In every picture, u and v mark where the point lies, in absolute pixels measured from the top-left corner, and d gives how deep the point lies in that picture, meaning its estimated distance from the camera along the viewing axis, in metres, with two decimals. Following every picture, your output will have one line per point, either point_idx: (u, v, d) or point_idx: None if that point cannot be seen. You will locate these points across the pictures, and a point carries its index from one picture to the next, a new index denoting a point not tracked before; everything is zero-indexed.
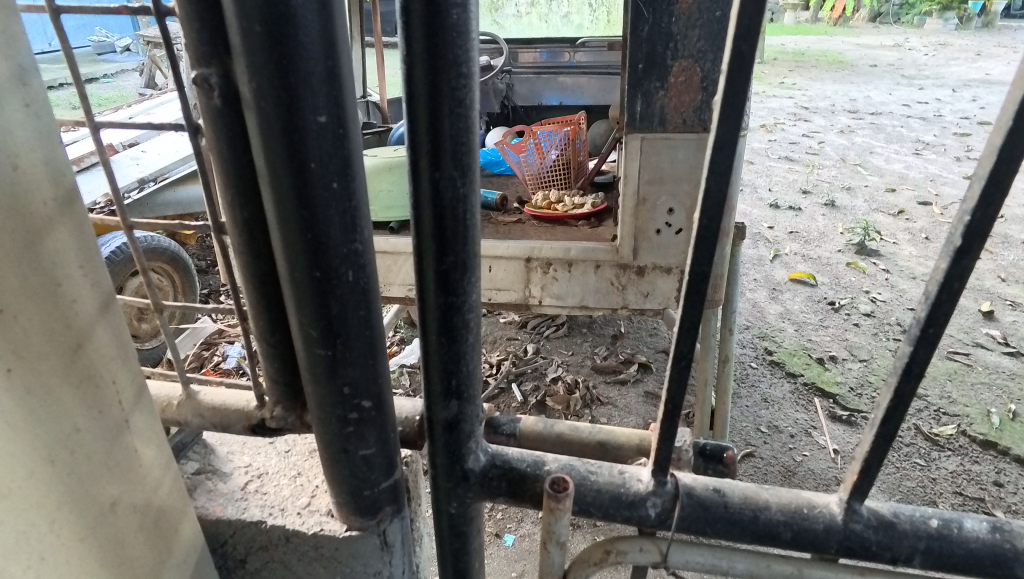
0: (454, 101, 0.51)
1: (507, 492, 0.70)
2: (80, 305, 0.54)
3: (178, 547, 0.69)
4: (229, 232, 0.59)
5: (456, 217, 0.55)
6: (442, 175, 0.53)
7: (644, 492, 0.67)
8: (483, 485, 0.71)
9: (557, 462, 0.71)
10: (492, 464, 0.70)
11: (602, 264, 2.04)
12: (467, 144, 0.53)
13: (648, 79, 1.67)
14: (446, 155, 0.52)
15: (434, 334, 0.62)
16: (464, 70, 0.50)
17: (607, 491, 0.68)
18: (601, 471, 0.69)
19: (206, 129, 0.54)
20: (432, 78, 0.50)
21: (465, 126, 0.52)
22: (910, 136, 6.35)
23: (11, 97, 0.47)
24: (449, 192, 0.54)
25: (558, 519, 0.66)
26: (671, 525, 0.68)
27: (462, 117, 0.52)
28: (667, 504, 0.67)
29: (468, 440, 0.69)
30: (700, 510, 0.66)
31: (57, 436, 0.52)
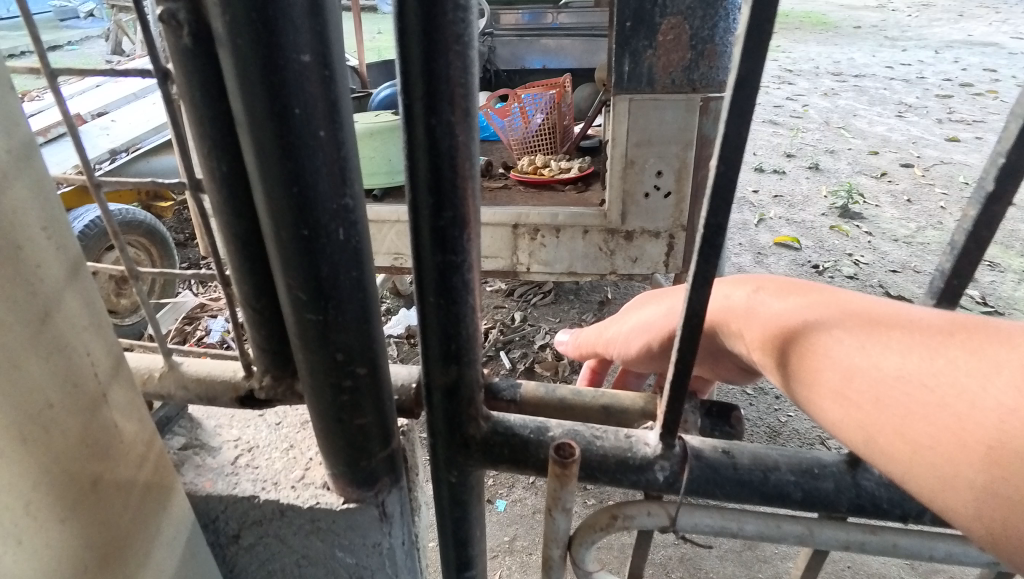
0: (451, 38, 0.46)
1: (510, 459, 0.68)
2: (45, 271, 0.49)
3: (168, 524, 0.66)
4: (207, 189, 0.55)
5: (453, 170, 0.51)
6: (439, 121, 0.49)
7: (651, 456, 0.65)
8: (485, 453, 0.68)
9: (561, 428, 0.68)
10: (494, 431, 0.68)
11: (591, 230, 2.02)
12: (466, 86, 0.49)
13: (636, 38, 1.59)
14: (442, 98, 0.48)
15: (432, 296, 0.58)
16: (462, 2, 0.46)
17: (614, 456, 0.66)
18: (607, 435, 0.67)
19: (176, 73, 0.49)
20: (426, 10, 0.45)
21: (464, 67, 0.48)
22: (893, 98, 6.36)
23: None
24: (444, 139, 0.50)
25: (564, 486, 0.64)
26: (680, 488, 0.66)
27: (459, 55, 0.47)
28: (676, 467, 0.65)
29: (468, 407, 0.66)
30: (709, 473, 0.65)
31: (27, 413, 0.48)
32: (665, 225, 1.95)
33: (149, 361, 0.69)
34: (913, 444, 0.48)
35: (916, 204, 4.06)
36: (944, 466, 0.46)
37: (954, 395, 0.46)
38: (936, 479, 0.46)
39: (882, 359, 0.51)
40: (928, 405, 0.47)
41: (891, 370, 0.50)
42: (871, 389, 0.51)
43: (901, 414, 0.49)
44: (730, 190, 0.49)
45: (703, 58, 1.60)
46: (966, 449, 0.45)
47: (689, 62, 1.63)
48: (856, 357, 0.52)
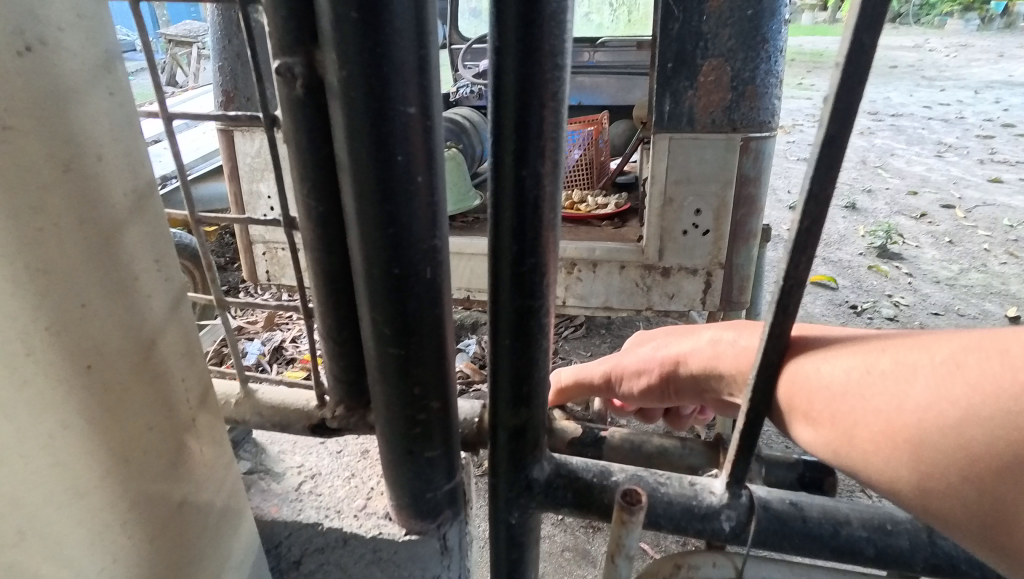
0: (546, 95, 0.51)
1: (573, 502, 0.69)
2: (154, 302, 0.53)
3: (238, 549, 0.68)
4: (301, 228, 0.57)
5: (539, 214, 0.55)
6: (528, 170, 0.53)
7: (717, 505, 0.65)
8: (548, 494, 0.69)
9: (623, 473, 0.69)
10: (557, 472, 0.69)
11: (627, 265, 2.06)
12: (556, 139, 0.53)
13: (677, 79, 1.65)
14: (533, 150, 0.52)
15: (508, 337, 0.61)
16: (559, 62, 0.50)
17: (678, 503, 0.66)
18: (671, 482, 0.67)
19: (285, 120, 0.52)
20: (527, 69, 0.50)
21: (555, 121, 0.52)
22: (932, 138, 6.31)
23: (97, 87, 0.45)
24: (532, 186, 0.54)
25: (630, 533, 0.63)
26: (746, 539, 0.65)
27: (551, 112, 0.51)
28: (742, 517, 0.64)
29: (535, 448, 0.67)
30: (777, 524, 0.64)
31: (130, 435, 0.51)
32: (702, 263, 1.95)
33: (227, 389, 0.72)
34: (888, 459, 0.49)
35: (958, 245, 3.98)
36: (945, 486, 0.46)
37: (888, 404, 0.49)
38: (943, 496, 0.47)
39: (842, 378, 0.53)
40: (893, 416, 0.49)
41: (888, 387, 0.50)
42: (853, 416, 0.51)
43: (874, 430, 0.50)
44: (811, 246, 0.50)
45: (744, 99, 1.65)
46: (961, 461, 0.45)
47: (729, 102, 1.66)
48: (818, 381, 0.54)
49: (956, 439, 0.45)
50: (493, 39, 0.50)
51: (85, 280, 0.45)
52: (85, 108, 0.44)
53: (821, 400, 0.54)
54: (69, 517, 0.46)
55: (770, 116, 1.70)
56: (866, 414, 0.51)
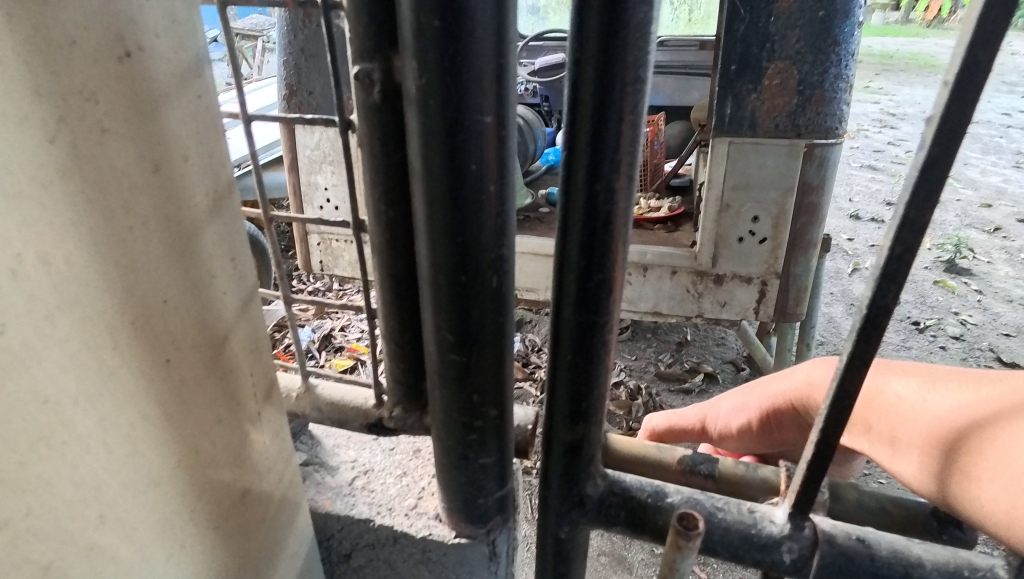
0: (626, 108, 0.50)
1: (626, 521, 0.68)
2: (228, 298, 0.54)
3: (293, 540, 0.70)
4: (369, 229, 0.58)
5: (607, 232, 0.54)
6: (601, 185, 0.52)
7: (778, 536, 0.62)
8: (599, 512, 0.68)
9: (677, 495, 0.68)
10: (610, 491, 0.68)
11: (679, 270, 2.00)
12: (633, 149, 0.52)
13: (740, 81, 1.59)
14: (608, 162, 0.51)
15: (568, 354, 0.60)
16: (641, 73, 0.49)
17: (736, 531, 0.64)
18: (729, 508, 0.65)
19: (360, 125, 0.53)
20: (607, 79, 0.49)
21: (633, 133, 0.51)
22: (1010, 147, 5.98)
23: (185, 91, 0.46)
24: (605, 201, 0.53)
25: (685, 558, 0.60)
26: (808, 572, 0.63)
27: (630, 126, 0.50)
28: (804, 551, 0.62)
29: (587, 465, 0.66)
30: (843, 561, 0.61)
31: (202, 426, 0.53)
32: (757, 271, 1.88)
33: (288, 381, 0.73)
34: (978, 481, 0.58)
35: None
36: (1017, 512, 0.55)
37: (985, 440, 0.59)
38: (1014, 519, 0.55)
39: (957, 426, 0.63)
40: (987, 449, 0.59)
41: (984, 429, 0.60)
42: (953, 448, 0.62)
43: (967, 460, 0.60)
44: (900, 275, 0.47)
45: (811, 103, 1.59)
46: None
47: (795, 106, 1.60)
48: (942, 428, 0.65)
49: None
50: (573, 49, 0.50)
51: (168, 276, 0.47)
52: (174, 112, 0.45)
53: (944, 441, 0.64)
54: (145, 503, 0.48)
55: (838, 122, 1.63)
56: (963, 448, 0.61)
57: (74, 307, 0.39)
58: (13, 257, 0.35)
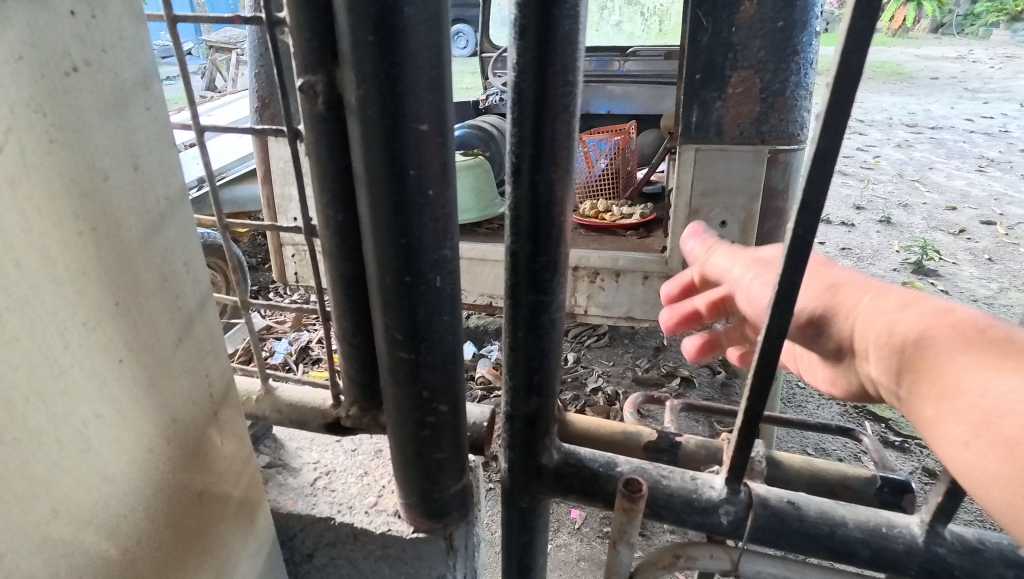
0: (559, 109, 0.53)
1: (580, 490, 0.71)
2: (184, 300, 0.56)
3: (254, 539, 0.71)
4: (320, 233, 0.60)
5: (553, 217, 0.58)
6: (542, 177, 0.56)
7: (716, 499, 0.66)
8: (556, 482, 0.71)
9: (627, 464, 0.71)
10: (566, 462, 0.71)
11: (650, 275, 2.09)
12: (567, 148, 0.55)
13: (705, 89, 1.67)
14: (546, 159, 0.55)
15: (522, 331, 0.64)
16: (571, 78, 0.53)
17: (680, 496, 0.68)
18: (674, 475, 0.69)
19: (307, 134, 0.55)
20: (541, 85, 0.52)
21: (567, 132, 0.55)
22: (974, 152, 6.17)
23: (134, 102, 0.48)
24: (546, 193, 0.56)
25: (632, 520, 0.67)
26: (744, 534, 0.67)
27: (565, 125, 0.54)
28: (741, 513, 0.66)
29: (544, 436, 0.70)
30: (775, 522, 0.66)
31: (158, 424, 0.55)
32: None
33: (248, 384, 0.75)
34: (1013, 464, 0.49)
35: (999, 263, 3.88)
36: None
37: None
38: None
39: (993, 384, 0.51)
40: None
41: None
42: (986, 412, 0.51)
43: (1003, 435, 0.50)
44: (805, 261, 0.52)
45: (773, 110, 1.65)
46: None
47: (758, 114, 1.66)
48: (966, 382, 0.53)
49: None
50: (511, 56, 0.54)
51: (121, 279, 0.49)
52: (124, 122, 0.47)
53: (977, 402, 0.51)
54: (99, 499, 0.49)
55: (799, 129, 1.68)
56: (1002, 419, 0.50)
57: (22, 307, 0.41)
58: None
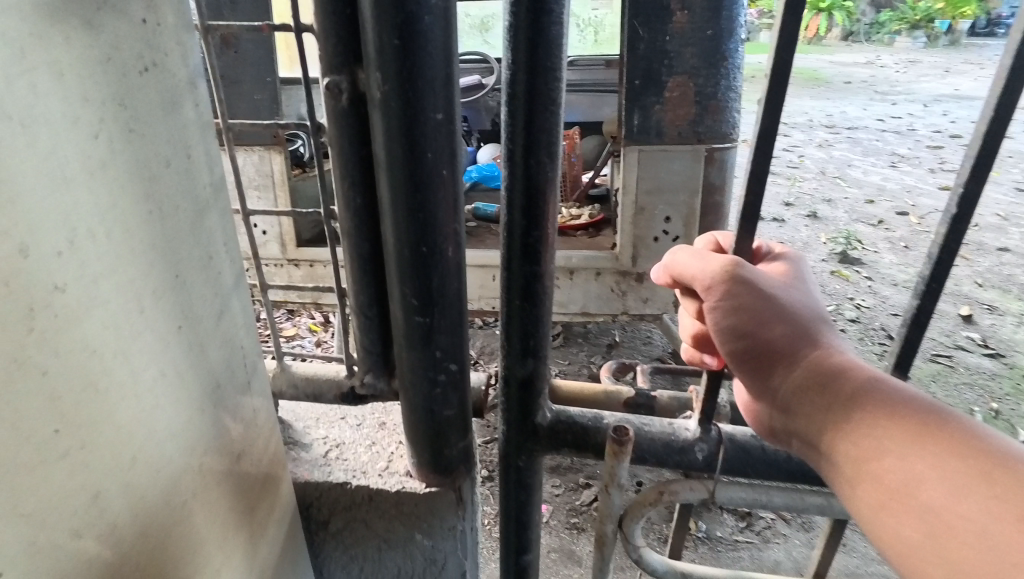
0: (548, 101, 0.64)
1: (572, 443, 0.81)
2: (222, 276, 0.63)
3: (279, 504, 0.78)
4: (340, 217, 0.68)
5: (542, 196, 0.67)
6: (534, 160, 0.66)
7: (692, 440, 0.81)
8: (551, 438, 0.81)
9: (611, 418, 0.83)
10: (558, 419, 0.81)
11: (603, 272, 2.22)
12: (554, 134, 0.66)
13: (645, 95, 1.81)
14: (538, 144, 0.65)
15: (517, 299, 0.73)
16: (556, 74, 0.63)
17: (661, 439, 0.82)
18: (654, 423, 0.83)
19: (330, 127, 0.63)
20: (532, 80, 0.63)
21: (554, 120, 0.65)
22: (886, 149, 6.69)
23: (186, 99, 0.55)
24: (538, 173, 0.66)
25: (621, 462, 0.78)
26: (716, 467, 0.82)
27: (554, 114, 0.64)
28: (712, 448, 0.81)
29: (538, 397, 0.79)
30: (741, 454, 0.80)
31: (206, 387, 0.61)
32: None
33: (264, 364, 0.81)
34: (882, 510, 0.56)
35: (914, 249, 4.25)
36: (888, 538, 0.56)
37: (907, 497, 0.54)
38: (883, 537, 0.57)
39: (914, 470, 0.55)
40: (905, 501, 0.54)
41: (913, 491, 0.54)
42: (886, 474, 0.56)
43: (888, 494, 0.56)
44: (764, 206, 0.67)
45: (707, 112, 1.82)
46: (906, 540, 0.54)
47: (695, 115, 1.83)
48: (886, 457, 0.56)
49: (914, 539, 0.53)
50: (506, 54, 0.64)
51: (179, 255, 0.56)
52: (180, 116, 0.54)
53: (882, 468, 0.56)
54: (166, 451, 0.56)
55: (732, 128, 1.86)
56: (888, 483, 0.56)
57: (113, 274, 0.48)
58: (70, 231, 0.43)
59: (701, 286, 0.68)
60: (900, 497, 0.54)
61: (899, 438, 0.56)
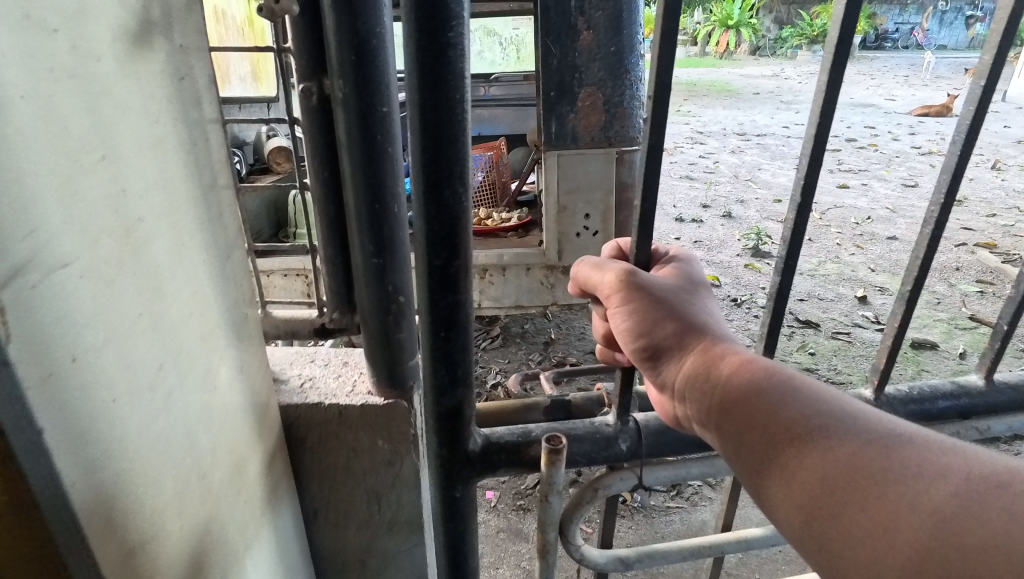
0: (447, 149, 0.85)
1: (510, 459, 1.06)
2: (226, 229, 0.87)
3: (268, 413, 1.01)
4: (312, 186, 0.93)
5: (455, 228, 0.89)
6: (444, 205, 0.87)
7: (613, 433, 1.10)
8: (488, 460, 1.05)
9: (538, 430, 1.09)
10: (490, 442, 1.06)
11: (533, 267, 2.73)
12: (455, 180, 0.87)
13: (561, 104, 2.20)
14: (443, 189, 0.86)
15: (441, 328, 0.94)
16: (452, 129, 0.85)
17: (587, 439, 1.09)
18: (579, 427, 1.11)
19: (304, 119, 0.88)
20: (432, 137, 0.84)
21: (453, 171, 0.86)
22: (792, 152, 7.42)
23: (205, 100, 0.79)
24: (448, 211, 0.88)
25: (556, 468, 1.01)
26: (640, 451, 1.10)
27: (454, 164, 0.86)
28: (630, 438, 1.10)
29: (465, 422, 1.01)
30: (653, 436, 1.11)
31: (218, 308, 0.85)
32: None
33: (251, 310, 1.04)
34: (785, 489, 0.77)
35: None
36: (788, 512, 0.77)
37: (805, 475, 0.75)
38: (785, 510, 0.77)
39: (809, 458, 0.76)
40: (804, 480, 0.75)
41: (805, 467, 0.76)
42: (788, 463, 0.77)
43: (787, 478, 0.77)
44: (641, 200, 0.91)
45: (616, 119, 2.16)
46: (805, 513, 0.75)
47: (604, 122, 2.21)
48: (790, 449, 0.78)
49: (812, 508, 0.74)
50: (410, 109, 0.84)
51: (201, 208, 0.80)
52: (201, 111, 0.78)
53: (785, 459, 0.78)
54: (196, 346, 0.79)
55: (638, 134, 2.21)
56: (787, 467, 0.77)
57: (169, 215, 0.71)
58: (149, 181, 0.67)
59: (608, 299, 0.94)
60: (793, 473, 0.77)
61: (789, 426, 0.79)
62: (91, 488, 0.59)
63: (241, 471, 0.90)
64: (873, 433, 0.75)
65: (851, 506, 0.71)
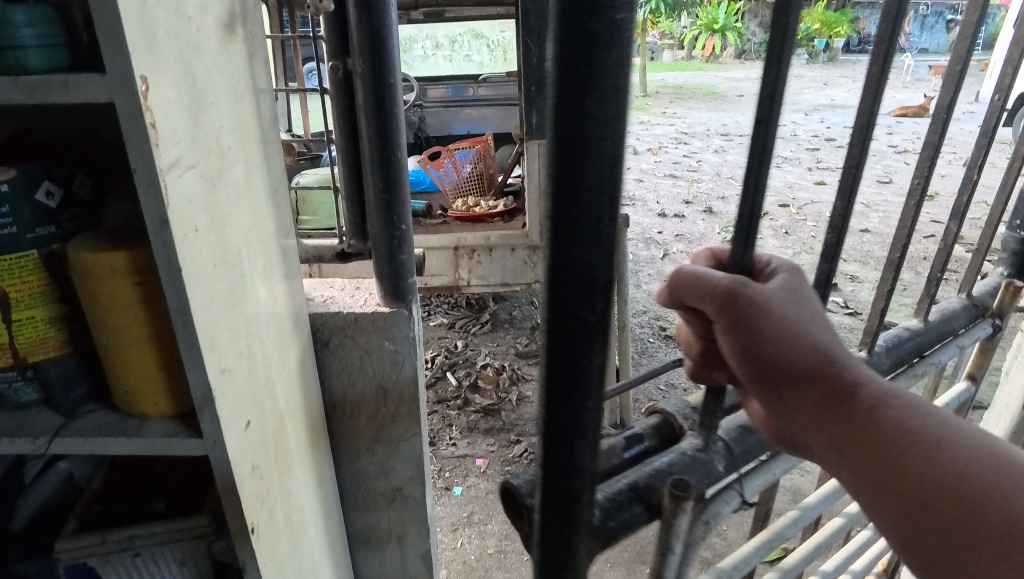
0: (601, 124, 0.52)
1: (623, 515, 0.90)
2: (276, 169, 1.19)
3: (303, 316, 1.32)
4: (338, 140, 1.25)
5: (594, 264, 0.57)
6: (591, 217, 0.55)
7: (711, 455, 0.98)
8: (599, 531, 0.87)
9: (636, 476, 0.93)
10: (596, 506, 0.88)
11: (517, 247, 3.01)
12: (608, 171, 0.54)
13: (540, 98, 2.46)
14: (590, 186, 0.54)
15: (573, 396, 0.62)
16: (616, 87, 0.51)
17: (690, 468, 0.95)
18: (675, 459, 0.96)
19: (333, 89, 1.20)
20: (581, 103, 0.52)
21: (610, 154, 0.54)
22: (771, 151, 7.86)
23: (264, 73, 1.12)
24: (601, 226, 0.56)
25: (680, 514, 0.89)
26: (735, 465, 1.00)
27: (614, 145, 0.53)
28: (727, 457, 0.99)
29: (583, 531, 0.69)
30: (742, 447, 1.02)
31: (272, 226, 1.17)
32: None
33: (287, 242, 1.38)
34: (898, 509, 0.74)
35: (792, 235, 5.54)
36: (900, 530, 0.74)
37: (919, 495, 0.73)
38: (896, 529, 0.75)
39: (929, 482, 0.73)
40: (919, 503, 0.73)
41: (925, 489, 0.73)
42: (907, 483, 0.74)
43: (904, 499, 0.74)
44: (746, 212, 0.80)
45: None
46: (916, 533, 0.73)
47: None
48: (906, 469, 0.74)
49: (934, 534, 0.72)
50: (552, 54, 0.52)
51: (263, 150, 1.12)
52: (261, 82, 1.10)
53: (902, 478, 0.74)
54: (258, 248, 1.09)
55: None
56: (902, 489, 0.74)
57: (244, 151, 1.02)
58: (235, 124, 0.98)
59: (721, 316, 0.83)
60: (914, 497, 0.73)
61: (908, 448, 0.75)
62: (203, 324, 0.89)
63: (285, 352, 1.21)
64: (996, 463, 0.73)
65: (975, 549, 0.69)
